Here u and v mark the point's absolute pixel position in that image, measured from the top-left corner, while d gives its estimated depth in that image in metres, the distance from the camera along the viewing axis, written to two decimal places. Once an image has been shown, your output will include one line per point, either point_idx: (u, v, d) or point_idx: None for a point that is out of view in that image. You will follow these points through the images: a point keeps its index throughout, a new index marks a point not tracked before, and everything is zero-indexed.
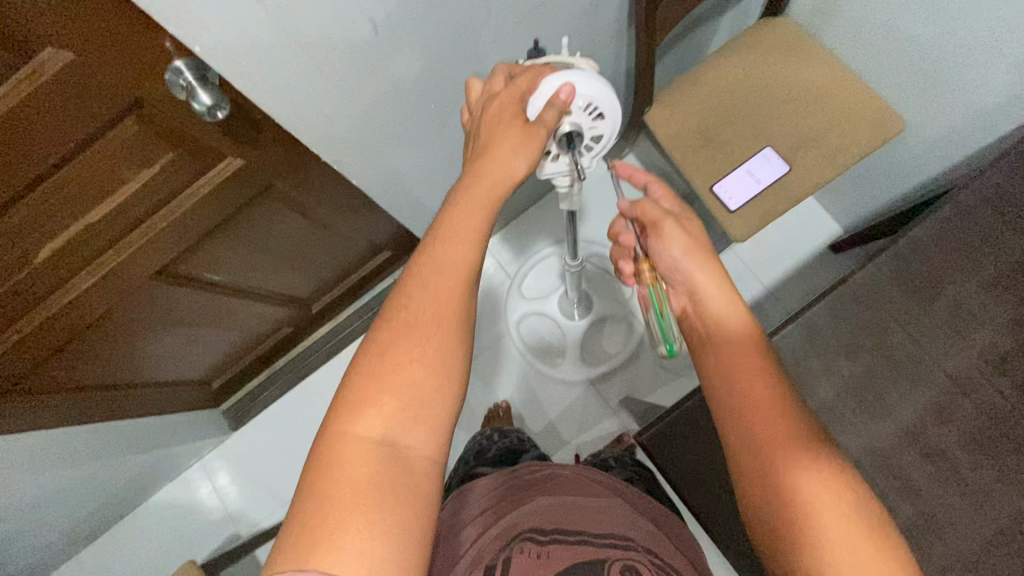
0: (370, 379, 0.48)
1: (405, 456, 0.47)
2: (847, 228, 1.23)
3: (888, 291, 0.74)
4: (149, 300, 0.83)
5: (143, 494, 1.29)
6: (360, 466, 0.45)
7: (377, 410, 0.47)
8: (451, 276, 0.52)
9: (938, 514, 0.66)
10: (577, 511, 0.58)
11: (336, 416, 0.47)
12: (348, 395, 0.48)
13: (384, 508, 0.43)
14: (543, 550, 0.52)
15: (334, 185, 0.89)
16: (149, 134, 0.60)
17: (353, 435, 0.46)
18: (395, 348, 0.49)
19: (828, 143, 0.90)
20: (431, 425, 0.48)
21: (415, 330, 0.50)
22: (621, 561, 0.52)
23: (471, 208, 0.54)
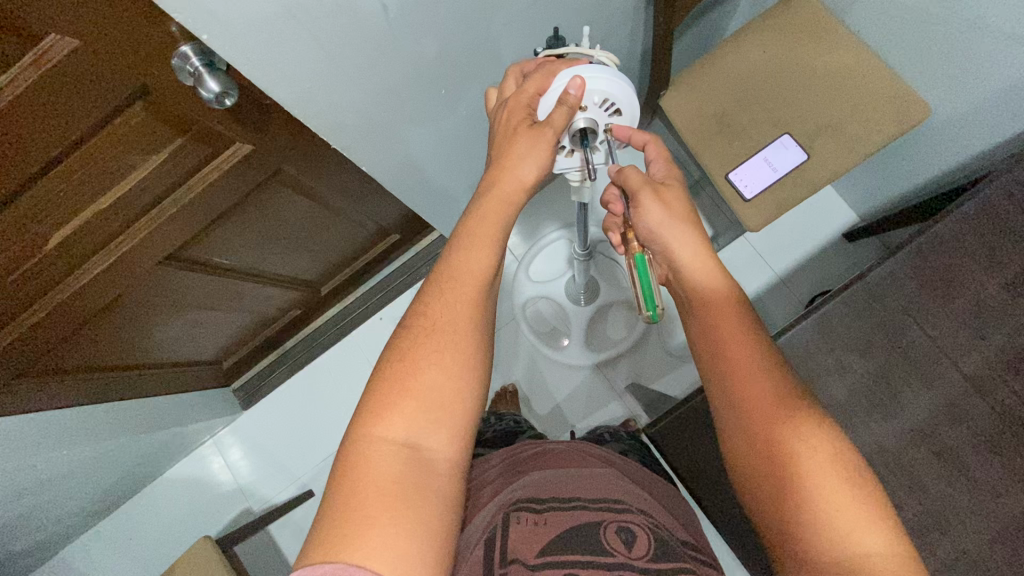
0: (394, 382, 0.52)
1: (425, 457, 0.49)
2: (863, 217, 1.21)
3: (906, 287, 0.73)
4: (160, 283, 0.84)
5: (158, 469, 1.33)
6: (387, 466, 0.47)
7: (398, 413, 0.50)
8: (469, 283, 0.56)
9: (946, 512, 0.66)
10: (576, 480, 0.58)
11: (361, 423, 0.50)
12: (372, 400, 0.51)
13: (405, 502, 0.46)
14: (540, 517, 0.52)
15: (342, 169, 0.88)
16: (158, 120, 0.59)
17: (377, 437, 0.49)
18: (413, 353, 0.53)
19: (850, 129, 0.87)
20: (450, 428, 0.52)
21: (433, 337, 0.54)
22: (616, 521, 0.51)
23: (489, 214, 0.58)
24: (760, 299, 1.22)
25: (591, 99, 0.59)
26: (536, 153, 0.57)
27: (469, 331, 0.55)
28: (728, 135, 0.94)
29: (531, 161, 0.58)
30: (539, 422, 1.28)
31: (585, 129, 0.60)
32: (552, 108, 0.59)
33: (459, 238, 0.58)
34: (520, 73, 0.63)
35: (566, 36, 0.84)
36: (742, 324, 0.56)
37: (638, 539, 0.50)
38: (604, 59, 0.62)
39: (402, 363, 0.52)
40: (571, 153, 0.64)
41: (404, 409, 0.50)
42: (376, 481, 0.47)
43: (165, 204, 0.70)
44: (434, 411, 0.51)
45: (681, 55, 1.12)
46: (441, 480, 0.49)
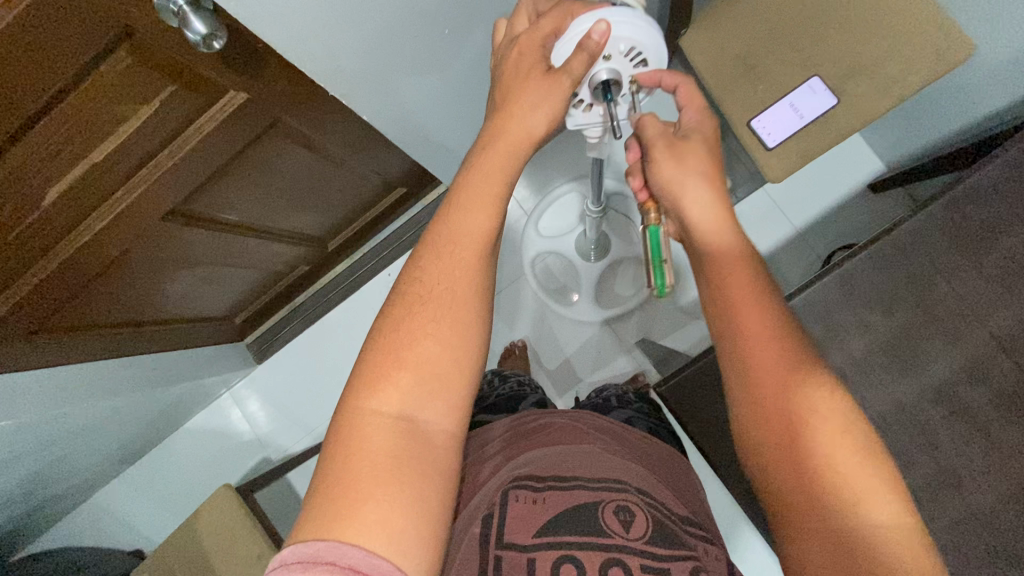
0: (387, 355, 0.51)
1: (423, 430, 0.49)
2: (890, 167, 1.15)
3: (936, 241, 0.69)
4: (163, 240, 0.83)
5: (178, 420, 1.37)
6: (381, 438, 0.48)
7: (394, 385, 0.50)
8: (466, 243, 0.54)
9: (960, 469, 0.65)
10: (575, 454, 0.57)
11: (356, 394, 0.50)
12: (365, 372, 0.51)
13: (402, 475, 0.46)
14: (538, 495, 0.52)
15: (342, 118, 0.84)
16: (145, 67, 0.56)
17: (373, 410, 0.49)
18: (410, 322, 0.52)
19: (883, 73, 0.81)
20: (448, 399, 0.51)
21: (427, 307, 0.53)
22: (614, 502, 0.51)
23: (487, 171, 0.55)
24: (777, 254, 1.18)
25: (614, 46, 0.54)
26: (551, 102, 0.54)
27: (469, 297, 0.54)
28: (750, 78, 0.89)
29: (542, 110, 0.54)
30: (547, 378, 1.29)
31: (608, 83, 0.56)
32: (568, 56, 0.55)
33: (459, 198, 0.55)
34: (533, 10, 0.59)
35: None
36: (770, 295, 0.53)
37: (637, 520, 0.50)
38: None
39: (399, 332, 0.52)
40: (589, 108, 0.61)
41: (398, 382, 0.50)
42: (371, 452, 0.47)
43: (161, 157, 0.67)
44: (430, 382, 0.51)
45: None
46: (436, 452, 0.50)
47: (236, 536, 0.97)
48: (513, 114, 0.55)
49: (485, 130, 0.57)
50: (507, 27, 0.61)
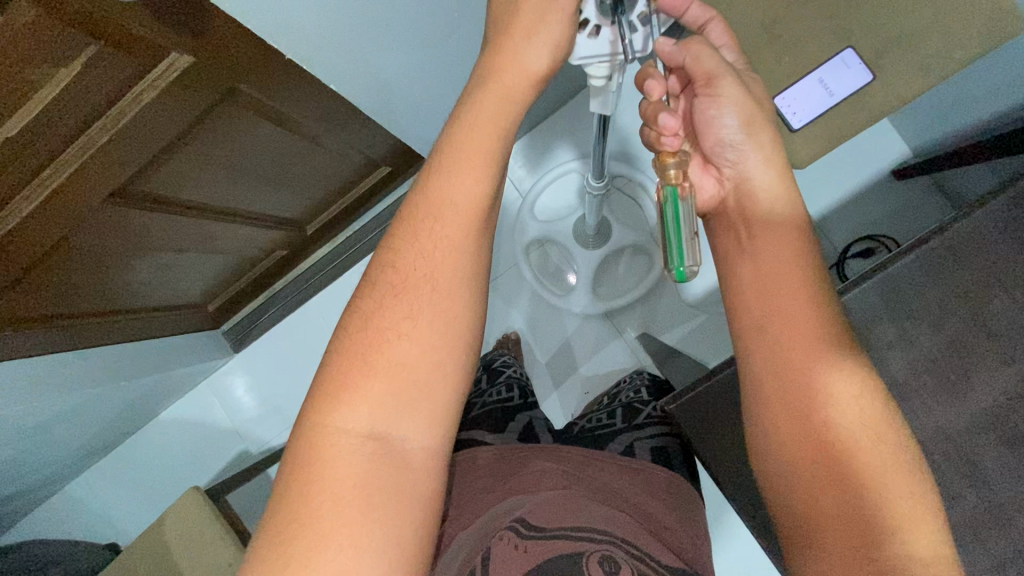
0: (355, 360, 0.45)
1: (396, 447, 0.44)
2: (917, 151, 1.06)
3: (996, 244, 0.60)
4: (114, 223, 0.74)
5: (151, 412, 1.29)
6: (348, 461, 0.42)
7: (362, 397, 0.44)
8: (451, 223, 0.48)
9: (1008, 505, 0.55)
10: (564, 498, 0.54)
11: (319, 407, 0.44)
12: (328, 382, 0.45)
13: (370, 499, 0.42)
14: (521, 542, 0.49)
15: (314, 88, 0.74)
16: (56, 21, 0.46)
17: (340, 425, 0.43)
18: (382, 319, 0.46)
19: (927, 44, 0.71)
20: (428, 411, 0.45)
21: (403, 298, 0.47)
22: (599, 552, 0.47)
23: (473, 128, 0.48)
24: None
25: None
26: (546, 31, 0.46)
27: (456, 287, 0.47)
28: (780, 48, 0.77)
29: (540, 42, 0.46)
30: (541, 373, 1.22)
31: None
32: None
33: (441, 159, 0.48)
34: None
35: None
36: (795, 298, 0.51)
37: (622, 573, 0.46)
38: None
39: (366, 332, 0.46)
40: (597, 32, 0.46)
41: (367, 391, 0.44)
42: (336, 478, 0.42)
43: (94, 131, 0.58)
44: (403, 388, 0.45)
45: None
46: (412, 473, 0.44)
47: (204, 543, 0.90)
48: (505, 52, 0.47)
49: (471, 102, 0.48)
50: None
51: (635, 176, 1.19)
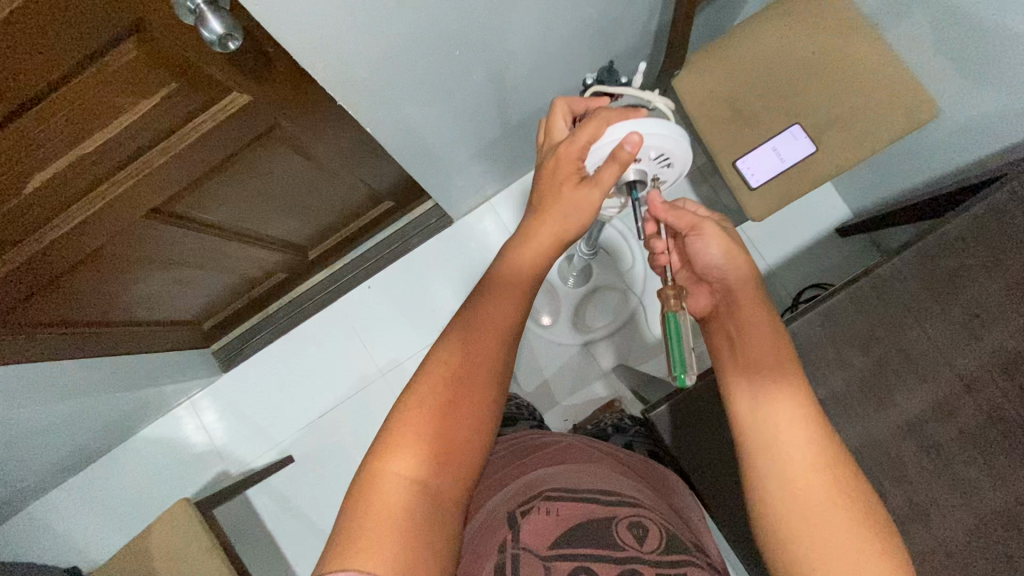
0: (407, 422, 0.50)
1: (435, 493, 0.48)
2: (856, 213, 1.22)
3: (909, 287, 0.69)
4: (147, 238, 0.80)
5: (129, 429, 1.28)
6: (397, 499, 0.46)
7: (414, 449, 0.48)
8: (492, 331, 0.55)
9: (925, 503, 0.63)
10: (586, 473, 0.59)
11: (374, 455, 0.49)
12: (384, 436, 0.50)
13: (414, 534, 0.45)
14: (553, 506, 0.53)
15: (339, 127, 0.83)
16: (152, 60, 0.55)
17: (393, 473, 0.47)
18: (431, 396, 0.51)
19: (860, 125, 0.87)
20: (459, 474, 0.50)
21: (449, 385, 0.52)
22: (629, 517, 0.52)
23: (523, 257, 0.57)
24: None
25: (645, 152, 0.58)
26: (581, 214, 0.56)
27: (489, 372, 0.54)
28: (739, 122, 0.92)
29: (573, 222, 0.56)
30: (529, 396, 1.28)
31: (634, 181, 0.60)
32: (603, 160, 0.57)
33: (490, 285, 0.57)
34: (569, 110, 0.61)
35: (590, 19, 0.79)
36: (761, 322, 0.54)
37: (650, 534, 0.51)
38: (663, 105, 0.61)
39: (412, 411, 0.50)
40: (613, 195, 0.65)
41: (418, 447, 0.49)
42: (386, 513, 0.45)
43: (154, 153, 0.66)
44: (441, 454, 0.49)
45: (694, 36, 1.05)
46: (446, 518, 0.48)
47: (188, 553, 0.91)
48: (546, 223, 0.57)
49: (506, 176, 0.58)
50: (545, 120, 0.62)
51: (614, 225, 1.31)
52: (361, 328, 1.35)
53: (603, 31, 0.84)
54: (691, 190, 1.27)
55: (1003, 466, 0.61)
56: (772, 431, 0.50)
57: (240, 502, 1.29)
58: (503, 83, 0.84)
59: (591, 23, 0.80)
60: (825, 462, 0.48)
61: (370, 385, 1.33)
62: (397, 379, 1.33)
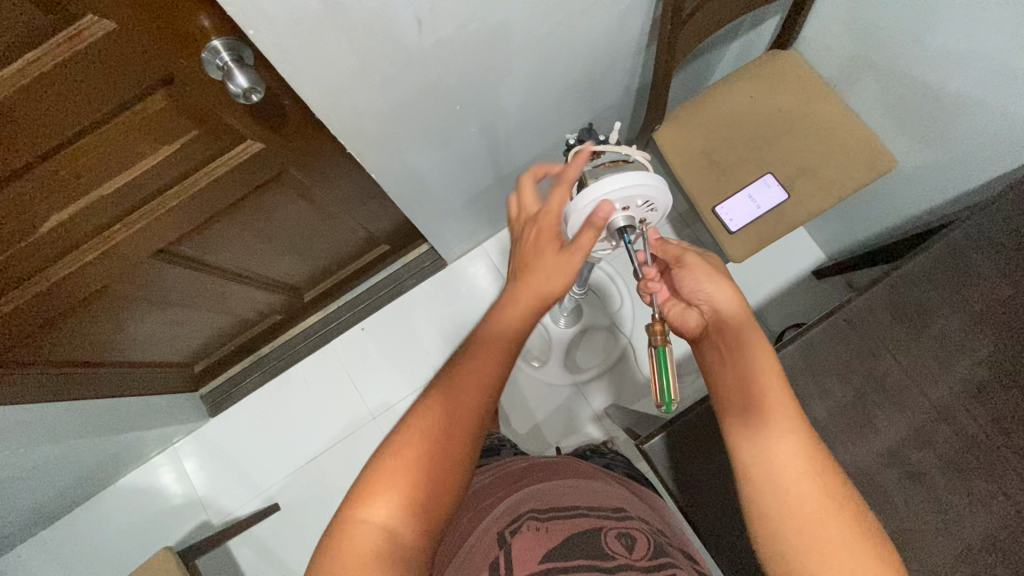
0: (382, 471, 0.50)
1: (403, 545, 0.48)
2: (831, 256, 1.29)
3: (880, 321, 0.73)
4: (149, 278, 0.82)
5: (108, 478, 1.24)
6: (363, 548, 0.46)
7: (385, 500, 0.48)
8: (469, 393, 0.53)
9: (915, 532, 0.65)
10: (571, 491, 0.60)
11: (350, 499, 0.50)
12: (361, 482, 0.50)
13: None
14: (542, 524, 0.54)
15: (343, 174, 0.88)
16: (176, 110, 0.59)
17: (361, 520, 0.48)
18: (405, 449, 0.50)
19: (825, 174, 0.95)
20: (427, 529, 0.49)
21: (424, 440, 0.51)
22: (616, 528, 0.53)
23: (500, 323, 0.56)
24: None
25: (631, 200, 0.62)
26: (562, 277, 0.55)
27: (465, 428, 0.52)
28: (716, 171, 0.98)
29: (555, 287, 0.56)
30: (522, 438, 1.28)
31: (625, 226, 0.62)
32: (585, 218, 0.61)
33: (469, 345, 0.56)
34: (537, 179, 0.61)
35: (579, 78, 0.87)
36: (747, 338, 0.56)
37: (638, 543, 0.52)
38: (640, 158, 0.66)
39: (392, 463, 0.50)
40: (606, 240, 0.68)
41: (391, 496, 0.48)
42: (352, 559, 0.46)
43: (167, 196, 0.70)
44: (409, 511, 0.48)
45: (672, 94, 1.14)
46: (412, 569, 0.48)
47: None
48: (527, 288, 0.56)
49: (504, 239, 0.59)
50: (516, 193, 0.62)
51: (602, 267, 1.35)
52: (352, 370, 1.35)
53: (591, 88, 0.91)
54: (674, 235, 1.33)
55: (982, 487, 0.65)
56: (767, 450, 0.51)
57: (221, 555, 1.24)
58: (497, 135, 0.90)
59: (578, 82, 0.87)
60: (815, 474, 0.50)
61: (359, 429, 1.31)
62: (388, 423, 1.32)
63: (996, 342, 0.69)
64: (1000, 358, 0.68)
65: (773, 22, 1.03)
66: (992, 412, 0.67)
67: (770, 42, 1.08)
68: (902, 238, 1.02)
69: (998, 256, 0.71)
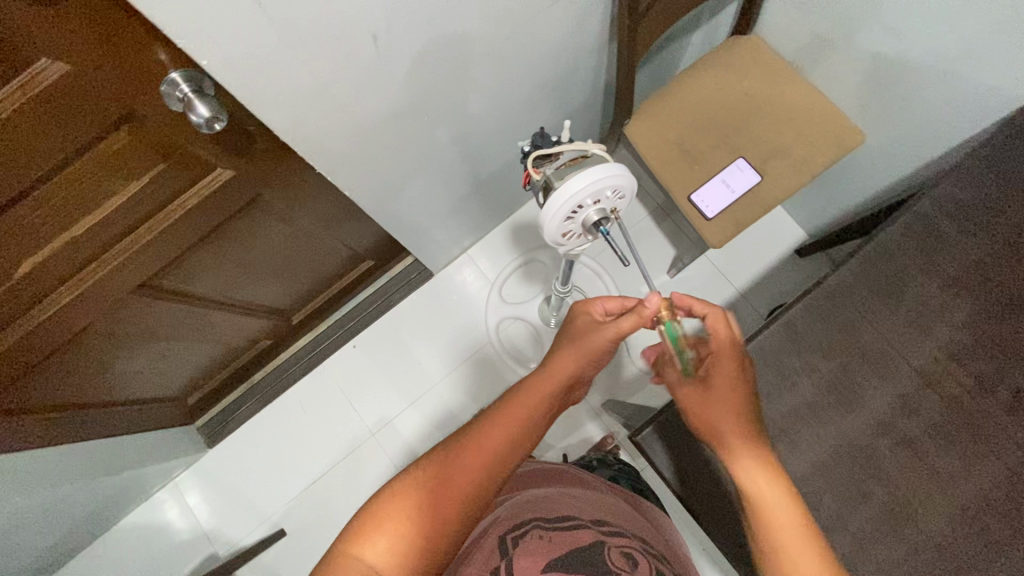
0: (379, 516, 0.52)
1: None
2: (811, 234, 1.30)
3: (858, 293, 0.74)
4: (132, 315, 0.82)
5: (109, 519, 1.23)
6: None
7: (375, 541, 0.50)
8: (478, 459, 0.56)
9: (910, 498, 0.66)
10: (575, 506, 0.60)
11: (344, 540, 0.52)
12: (357, 524, 0.52)
13: None
14: (545, 534, 0.53)
15: (319, 195, 0.88)
16: (141, 146, 0.59)
17: (353, 555, 0.50)
18: (404, 496, 0.53)
19: (795, 154, 0.96)
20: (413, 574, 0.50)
21: (424, 493, 0.53)
22: (619, 546, 0.53)
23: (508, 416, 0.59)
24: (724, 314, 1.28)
25: (603, 193, 0.62)
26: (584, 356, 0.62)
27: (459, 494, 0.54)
28: (689, 160, 0.99)
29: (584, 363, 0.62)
30: None
31: (600, 220, 0.64)
32: (560, 216, 0.63)
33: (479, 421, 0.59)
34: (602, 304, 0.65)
35: (544, 79, 0.87)
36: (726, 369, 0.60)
37: (640, 564, 0.52)
38: (600, 152, 0.66)
39: (388, 505, 0.53)
40: (582, 235, 0.69)
41: (382, 539, 0.50)
42: None
43: (141, 232, 0.70)
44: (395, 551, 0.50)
45: (640, 86, 1.15)
46: None
47: None
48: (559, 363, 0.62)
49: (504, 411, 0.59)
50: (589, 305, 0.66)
51: (587, 263, 1.36)
52: (347, 388, 1.34)
53: (557, 90, 0.92)
54: (655, 226, 1.34)
55: (973, 451, 0.66)
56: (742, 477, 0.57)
57: None
58: (469, 142, 0.91)
59: (544, 83, 0.88)
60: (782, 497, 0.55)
61: (360, 448, 1.31)
62: (388, 438, 1.31)
63: (972, 304, 0.70)
64: (978, 320, 0.69)
65: (731, 9, 1.05)
66: (975, 373, 0.68)
67: (731, 28, 1.09)
68: (877, 210, 1.03)
69: (967, 220, 0.73)
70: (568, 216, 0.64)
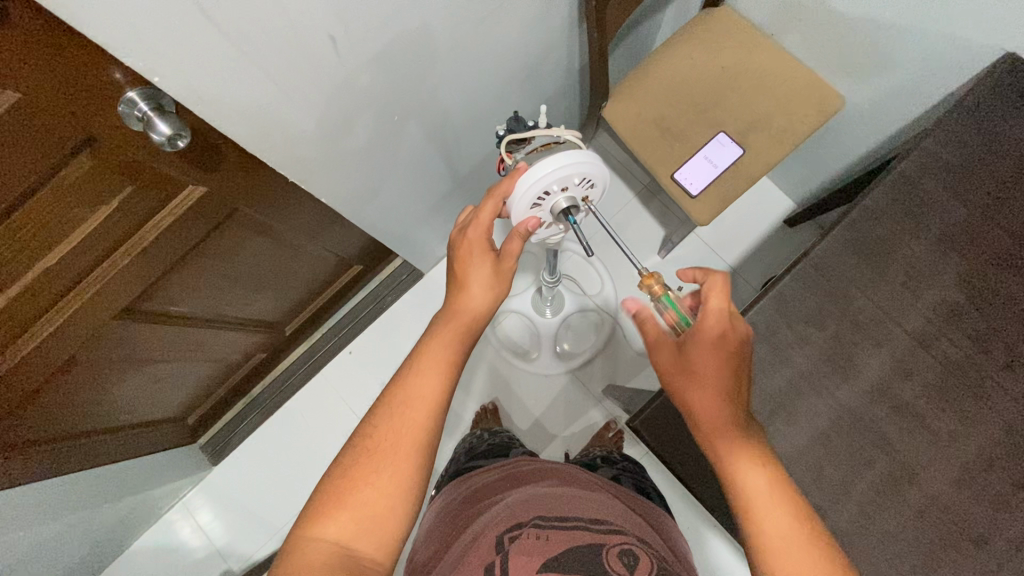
0: (335, 493, 0.51)
1: (355, 560, 0.48)
2: (798, 203, 1.29)
3: (846, 260, 0.73)
4: (117, 340, 0.81)
5: (121, 544, 1.23)
6: (315, 560, 0.47)
7: (334, 518, 0.50)
8: (417, 407, 0.55)
9: (910, 460, 0.66)
10: (577, 503, 0.58)
11: (302, 524, 0.51)
12: (314, 505, 0.52)
13: None
14: (542, 532, 0.52)
15: (297, 204, 0.87)
16: (105, 169, 0.58)
17: (315, 536, 0.49)
18: (358, 467, 0.52)
19: (776, 124, 0.95)
20: (380, 536, 0.50)
21: (374, 458, 0.53)
22: (619, 545, 0.51)
23: (436, 359, 0.58)
24: None
25: (570, 181, 0.61)
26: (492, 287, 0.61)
27: (410, 449, 0.53)
28: (670, 138, 0.98)
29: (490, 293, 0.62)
30: (523, 436, 1.28)
31: (568, 208, 0.63)
32: (525, 199, 0.61)
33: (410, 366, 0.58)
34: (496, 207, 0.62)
35: (515, 68, 0.86)
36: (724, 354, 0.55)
37: (640, 564, 0.50)
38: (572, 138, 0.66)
39: (342, 477, 0.52)
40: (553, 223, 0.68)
41: (342, 512, 0.50)
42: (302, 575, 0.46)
43: (117, 255, 0.69)
44: (366, 524, 0.50)
45: (614, 67, 1.13)
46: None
47: None
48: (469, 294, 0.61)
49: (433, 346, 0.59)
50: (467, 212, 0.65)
51: (574, 252, 1.36)
52: (346, 395, 1.34)
53: (529, 78, 0.91)
54: (642, 208, 1.33)
55: (971, 409, 0.65)
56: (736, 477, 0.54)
57: None
58: (444, 138, 0.89)
59: (515, 73, 0.87)
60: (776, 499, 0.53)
61: None
62: None
63: (961, 262, 0.70)
64: (968, 278, 0.69)
65: None
66: (969, 331, 0.67)
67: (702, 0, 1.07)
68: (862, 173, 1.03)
69: (951, 177, 0.72)
70: (535, 203, 0.63)
